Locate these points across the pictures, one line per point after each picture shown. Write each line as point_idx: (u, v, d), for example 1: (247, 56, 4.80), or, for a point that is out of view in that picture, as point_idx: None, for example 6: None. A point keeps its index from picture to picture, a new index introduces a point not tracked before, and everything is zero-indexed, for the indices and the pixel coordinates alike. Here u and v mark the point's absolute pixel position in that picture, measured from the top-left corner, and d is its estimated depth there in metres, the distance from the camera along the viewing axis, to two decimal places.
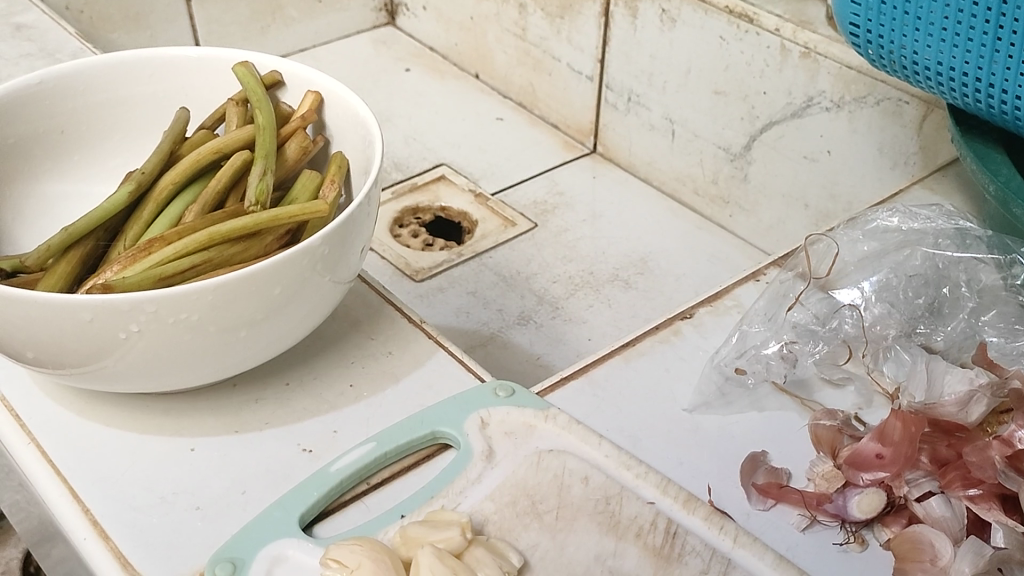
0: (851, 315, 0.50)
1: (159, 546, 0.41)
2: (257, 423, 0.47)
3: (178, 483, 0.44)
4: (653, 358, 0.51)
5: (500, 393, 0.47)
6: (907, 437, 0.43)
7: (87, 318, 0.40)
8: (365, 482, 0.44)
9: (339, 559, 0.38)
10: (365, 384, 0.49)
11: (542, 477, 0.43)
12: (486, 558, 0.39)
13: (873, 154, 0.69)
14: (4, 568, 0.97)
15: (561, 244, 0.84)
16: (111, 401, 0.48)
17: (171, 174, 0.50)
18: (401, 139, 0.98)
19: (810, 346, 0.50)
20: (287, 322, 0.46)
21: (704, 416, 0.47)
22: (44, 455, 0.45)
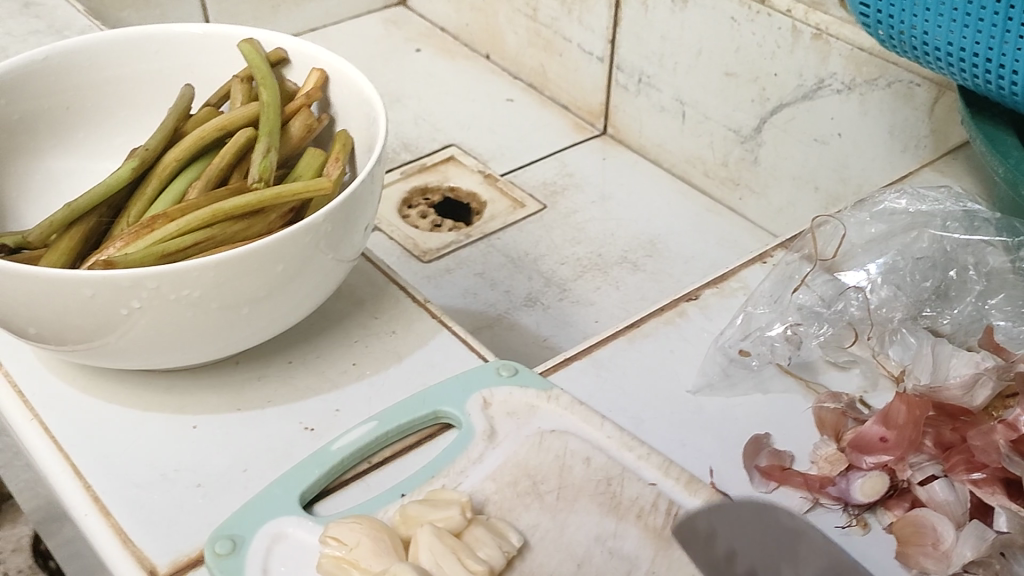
0: (857, 297, 0.50)
1: (160, 523, 0.41)
2: (260, 401, 0.47)
3: (180, 460, 0.44)
4: (657, 339, 0.50)
5: (503, 372, 0.47)
6: (911, 420, 0.42)
7: (89, 294, 0.40)
8: (366, 461, 0.44)
9: (338, 537, 0.38)
10: (369, 363, 0.49)
11: (544, 458, 0.43)
12: (486, 537, 0.39)
13: (884, 136, 0.69)
14: (14, 547, 0.99)
15: (569, 226, 0.83)
16: (114, 377, 0.48)
17: (175, 151, 0.50)
18: (411, 120, 0.97)
19: (815, 329, 0.49)
20: (290, 300, 0.46)
21: (707, 399, 0.47)
22: (46, 431, 0.45)
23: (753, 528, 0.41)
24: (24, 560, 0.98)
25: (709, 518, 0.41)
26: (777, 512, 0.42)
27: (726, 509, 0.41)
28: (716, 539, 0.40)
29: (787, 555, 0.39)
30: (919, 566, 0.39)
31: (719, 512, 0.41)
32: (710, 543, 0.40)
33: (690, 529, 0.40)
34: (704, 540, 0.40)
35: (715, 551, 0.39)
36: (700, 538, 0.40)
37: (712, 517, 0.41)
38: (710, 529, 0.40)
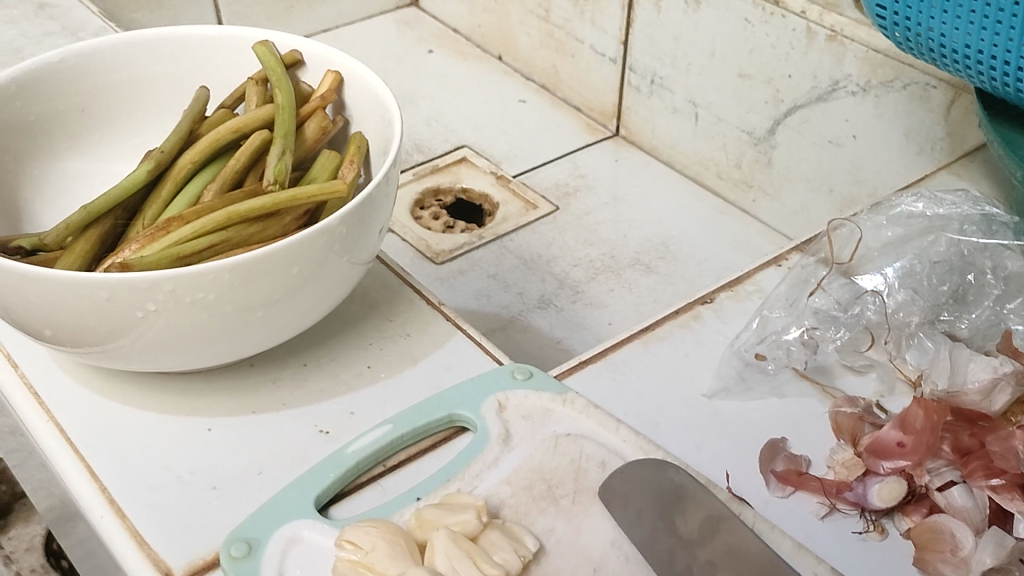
0: (874, 301, 0.49)
1: (176, 525, 0.41)
2: (276, 403, 0.47)
3: (195, 462, 0.44)
4: (672, 342, 0.50)
5: (518, 375, 0.47)
6: (929, 425, 0.42)
7: (105, 297, 0.40)
8: (381, 464, 0.44)
9: (354, 541, 0.38)
10: (383, 366, 0.49)
11: (559, 461, 0.43)
12: (502, 541, 0.38)
13: (899, 138, 0.68)
14: (27, 546, 0.99)
15: (582, 227, 0.83)
16: (130, 379, 0.48)
17: (190, 153, 0.50)
18: (423, 122, 0.97)
19: (832, 333, 0.49)
20: (305, 302, 0.46)
21: (723, 403, 0.47)
22: (61, 433, 0.45)
23: (653, 486, 0.41)
24: (37, 558, 0.98)
25: (624, 479, 0.41)
26: (670, 469, 0.42)
27: (631, 469, 0.42)
28: (629, 500, 0.41)
29: (679, 511, 0.40)
30: (938, 573, 0.38)
31: (628, 473, 0.42)
32: (624, 503, 0.40)
33: (610, 490, 0.41)
34: (621, 502, 0.41)
35: (628, 512, 0.40)
36: (616, 500, 0.41)
37: (626, 478, 0.41)
38: (625, 490, 0.41)
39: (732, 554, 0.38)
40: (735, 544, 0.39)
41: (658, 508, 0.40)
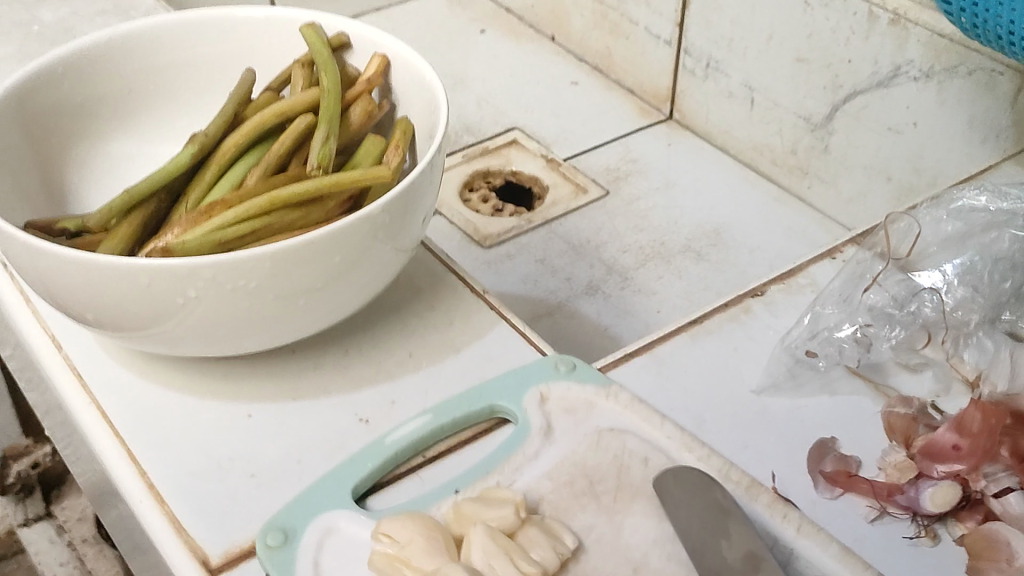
0: (931, 298, 0.47)
1: (214, 514, 0.41)
2: (316, 390, 0.47)
3: (235, 449, 0.44)
4: (720, 336, 0.49)
5: (561, 366, 0.46)
6: (986, 429, 0.41)
7: (146, 283, 0.40)
8: (420, 455, 0.44)
9: (391, 535, 0.38)
10: (425, 354, 0.48)
11: (601, 457, 0.42)
12: (540, 538, 0.38)
13: (962, 127, 0.66)
14: (81, 516, 1.09)
15: (632, 213, 0.82)
16: (171, 363, 0.48)
17: (234, 137, 0.49)
18: (474, 103, 0.96)
19: (886, 331, 0.47)
20: (347, 290, 0.45)
21: (772, 399, 0.45)
22: (103, 415, 0.45)
23: (699, 505, 0.39)
24: (89, 529, 1.08)
25: (678, 484, 0.40)
26: (718, 489, 0.40)
27: (682, 475, 0.40)
28: (680, 506, 0.39)
29: (722, 536, 0.37)
30: None
31: (680, 478, 0.40)
32: (676, 510, 0.39)
33: (663, 494, 0.40)
34: (675, 508, 0.39)
35: (681, 518, 0.39)
36: (671, 504, 0.39)
37: (679, 483, 0.40)
38: (678, 497, 0.39)
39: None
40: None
41: (702, 529, 0.38)
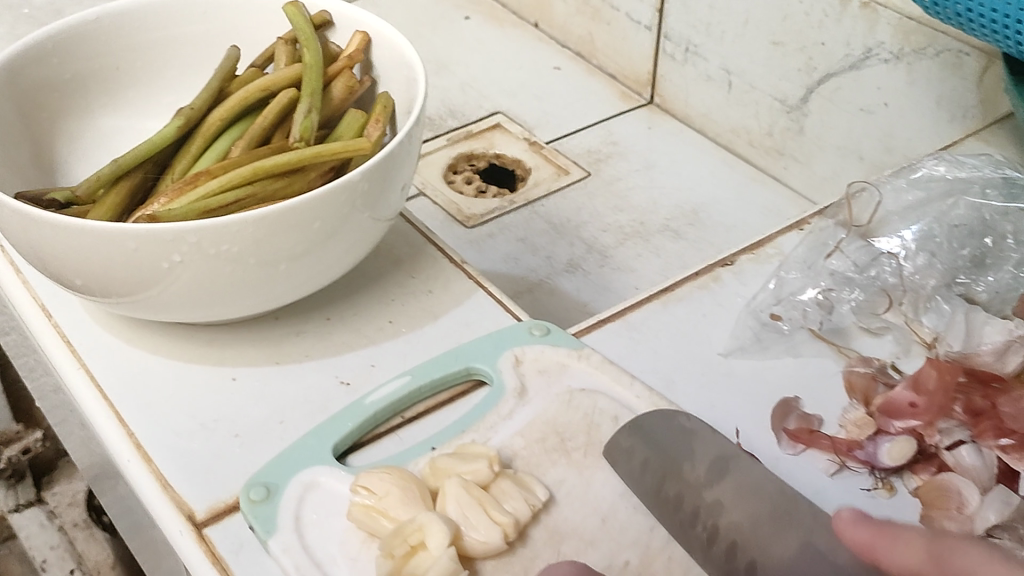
0: (890, 263, 0.49)
1: (199, 472, 0.43)
2: (299, 355, 0.48)
3: (219, 410, 0.45)
4: (691, 303, 0.51)
5: (535, 331, 0.48)
6: (941, 386, 0.42)
7: (132, 247, 0.41)
8: (400, 415, 0.45)
9: (368, 486, 0.40)
10: (404, 321, 0.50)
11: (573, 415, 0.44)
12: (512, 490, 0.40)
13: (930, 107, 0.68)
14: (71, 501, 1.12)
15: (612, 193, 0.83)
16: (158, 330, 0.49)
17: (219, 111, 0.51)
18: (458, 87, 0.98)
19: (847, 294, 0.49)
20: (328, 257, 0.47)
21: (739, 361, 0.47)
22: (92, 379, 0.47)
23: (664, 431, 0.41)
24: (79, 514, 1.11)
25: (630, 433, 0.42)
26: (679, 416, 0.42)
27: (637, 423, 0.42)
28: (634, 453, 0.41)
29: (688, 454, 0.40)
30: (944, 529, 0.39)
31: (635, 427, 0.42)
32: (629, 457, 0.41)
33: (615, 446, 0.41)
34: (626, 456, 0.41)
35: (633, 463, 0.40)
36: (621, 455, 0.41)
37: (633, 432, 0.42)
38: (631, 445, 0.41)
39: (740, 490, 0.38)
40: (743, 481, 0.39)
41: (661, 455, 0.40)
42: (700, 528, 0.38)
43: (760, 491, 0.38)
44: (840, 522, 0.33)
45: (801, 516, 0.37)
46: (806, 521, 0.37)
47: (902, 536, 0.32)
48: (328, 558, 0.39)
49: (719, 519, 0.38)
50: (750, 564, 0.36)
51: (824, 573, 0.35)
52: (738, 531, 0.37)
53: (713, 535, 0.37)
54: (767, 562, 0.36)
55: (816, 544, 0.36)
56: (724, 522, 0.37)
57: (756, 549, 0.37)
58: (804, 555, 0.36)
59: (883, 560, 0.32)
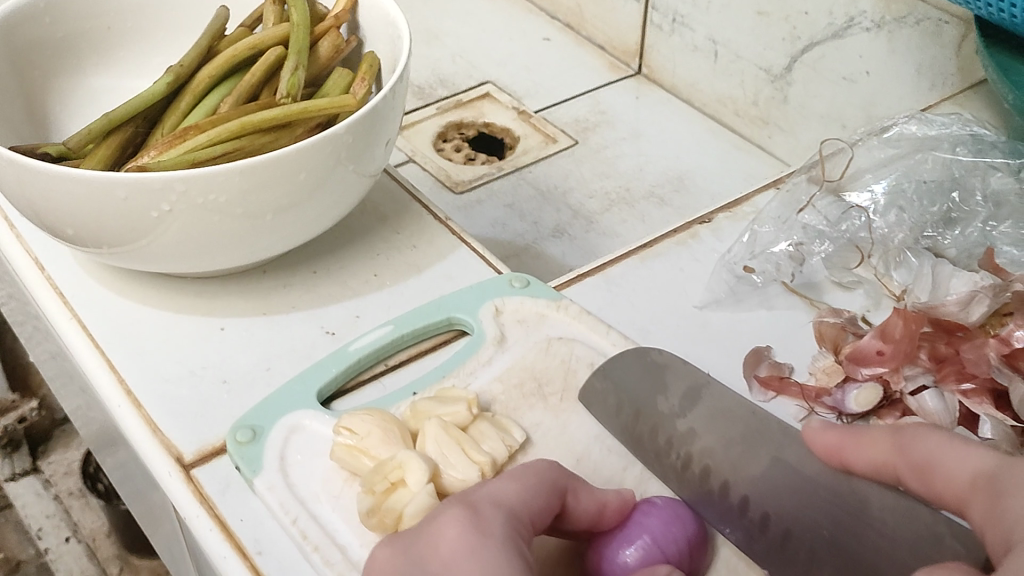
0: (860, 217, 0.50)
1: (187, 416, 0.44)
2: (285, 306, 0.49)
3: (208, 358, 0.47)
4: (668, 259, 0.52)
5: (515, 283, 0.49)
6: (907, 334, 0.43)
7: (122, 196, 0.43)
8: (383, 363, 0.46)
9: (351, 427, 0.41)
10: (389, 274, 0.51)
11: (550, 362, 0.45)
12: (490, 432, 0.41)
13: (910, 75, 0.69)
14: (67, 470, 1.17)
15: (599, 160, 0.84)
16: (149, 283, 0.51)
17: (208, 68, 0.52)
18: (449, 58, 0.99)
19: (818, 246, 0.50)
20: (314, 210, 0.48)
21: (714, 313, 0.48)
22: (84, 329, 0.48)
23: (636, 371, 0.43)
24: (75, 483, 1.16)
25: (604, 378, 0.43)
26: (651, 352, 0.44)
27: (610, 366, 0.44)
28: (608, 396, 0.43)
29: (661, 388, 0.42)
30: None
31: (607, 370, 0.43)
32: (604, 402, 0.42)
33: (590, 391, 0.43)
34: (601, 399, 0.42)
35: (608, 405, 0.42)
36: (595, 400, 0.43)
37: (606, 376, 0.43)
38: (605, 388, 0.43)
39: (711, 417, 0.40)
40: (714, 407, 0.41)
41: (634, 395, 0.42)
42: (674, 456, 0.39)
43: (731, 415, 0.40)
44: (809, 430, 0.37)
45: (771, 434, 0.39)
46: (775, 439, 0.39)
47: (866, 436, 0.35)
48: (311, 495, 0.40)
49: (691, 445, 0.39)
50: (722, 485, 0.38)
51: (793, 485, 0.37)
52: (711, 456, 0.39)
53: (688, 462, 0.39)
54: (738, 480, 0.38)
55: (786, 458, 0.38)
56: (697, 446, 0.39)
57: (727, 469, 0.38)
58: (774, 468, 0.38)
59: (851, 458, 0.35)
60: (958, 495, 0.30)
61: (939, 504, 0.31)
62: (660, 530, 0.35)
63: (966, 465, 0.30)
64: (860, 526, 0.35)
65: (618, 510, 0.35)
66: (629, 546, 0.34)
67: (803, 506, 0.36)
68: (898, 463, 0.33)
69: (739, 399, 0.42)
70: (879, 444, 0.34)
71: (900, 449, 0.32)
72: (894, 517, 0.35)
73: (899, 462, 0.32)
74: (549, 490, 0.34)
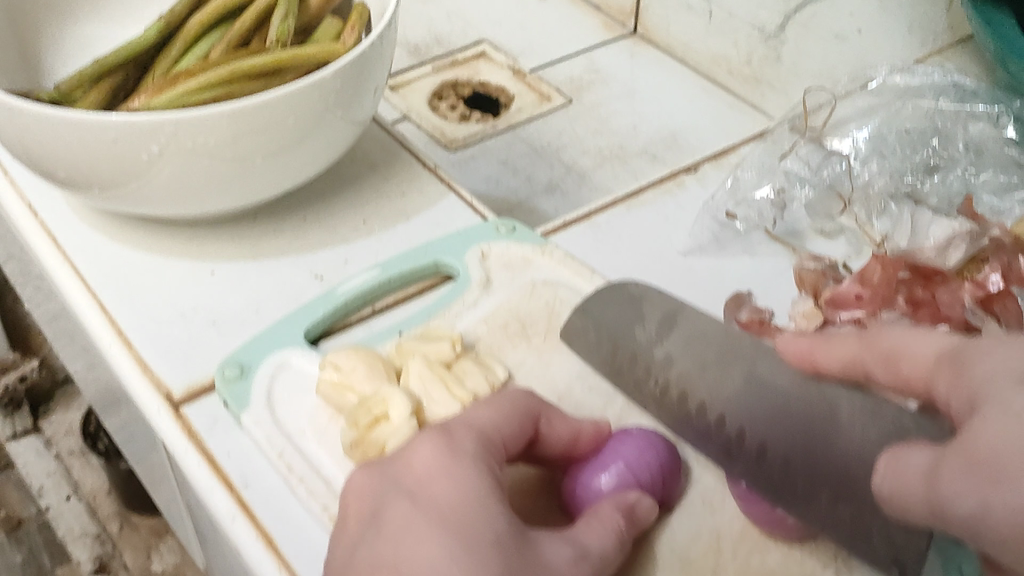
0: (841, 163, 0.50)
1: (177, 356, 0.45)
2: (274, 251, 0.50)
3: (197, 301, 0.47)
4: (654, 206, 0.53)
5: (501, 229, 0.50)
6: (885, 279, 0.44)
7: (112, 137, 0.43)
8: (370, 307, 0.47)
9: (335, 363, 0.42)
10: (378, 221, 0.52)
11: (534, 305, 0.46)
12: (474, 370, 0.42)
13: (902, 31, 0.69)
14: (67, 429, 1.19)
15: (592, 118, 0.84)
16: (140, 228, 0.51)
17: (200, 15, 0.52)
18: (446, 18, 0.99)
19: (798, 191, 0.51)
20: (302, 155, 0.48)
21: (697, 260, 0.49)
22: (76, 273, 0.49)
23: (614, 305, 0.44)
24: (76, 442, 1.18)
25: (584, 317, 0.44)
26: (629, 288, 0.44)
27: (589, 305, 0.44)
28: (589, 332, 0.44)
29: (638, 317, 0.43)
30: None
31: (586, 308, 0.44)
32: (585, 336, 0.43)
33: (571, 328, 0.44)
34: (583, 336, 0.44)
35: (589, 340, 0.43)
36: (576, 335, 0.44)
37: (586, 315, 0.44)
38: (585, 325, 0.44)
39: (687, 341, 0.41)
40: (691, 330, 0.42)
41: (613, 329, 0.43)
42: (653, 383, 0.41)
43: (706, 339, 0.41)
44: (782, 340, 0.39)
45: (743, 351, 0.40)
46: (747, 354, 0.40)
47: (835, 338, 0.37)
48: (297, 430, 0.41)
49: (669, 373, 0.41)
50: (699, 406, 0.40)
51: (766, 399, 0.38)
52: (688, 380, 0.40)
53: (666, 387, 0.41)
54: (713, 400, 0.39)
55: (759, 372, 0.39)
56: (674, 372, 0.40)
57: (703, 390, 0.40)
58: (748, 385, 0.39)
59: (820, 360, 0.37)
60: (921, 375, 0.32)
61: (904, 389, 0.33)
62: (634, 457, 0.38)
63: (929, 348, 0.32)
64: (830, 428, 0.36)
65: (591, 437, 0.39)
66: (605, 473, 0.37)
67: (775, 418, 0.38)
68: (864, 357, 0.35)
69: (715, 321, 0.42)
70: (847, 343, 0.36)
71: (867, 344, 0.35)
72: (861, 418, 0.36)
73: (866, 356, 0.35)
74: (520, 414, 0.37)
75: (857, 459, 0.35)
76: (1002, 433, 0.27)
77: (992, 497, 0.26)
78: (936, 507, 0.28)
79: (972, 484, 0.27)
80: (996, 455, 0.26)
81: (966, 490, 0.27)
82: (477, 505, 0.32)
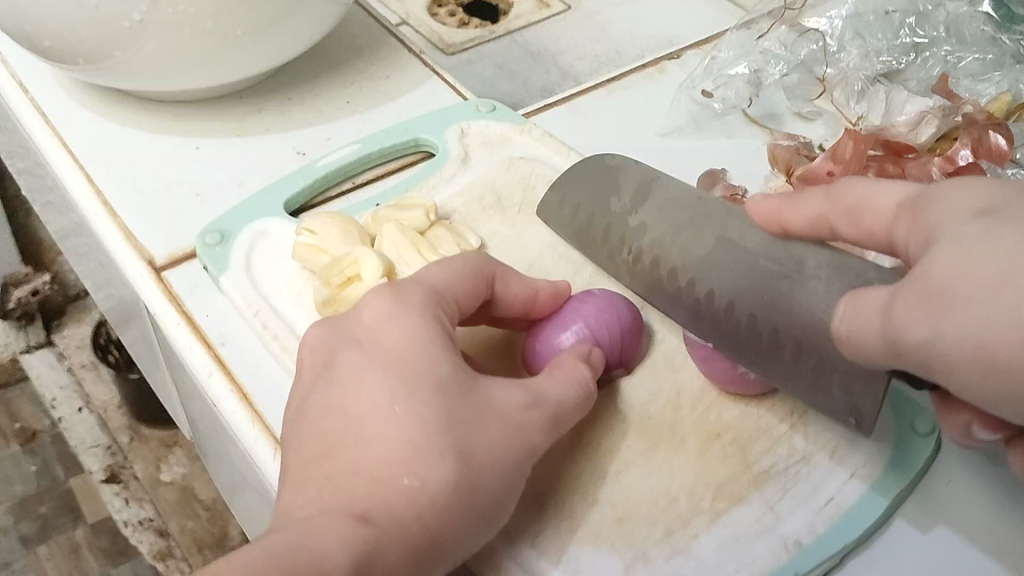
0: (817, 42, 0.51)
1: (160, 224, 0.46)
2: (259, 129, 0.51)
3: (182, 174, 0.48)
4: (634, 90, 0.53)
5: (481, 108, 0.51)
6: (857, 155, 0.43)
7: (93, 5, 0.43)
8: (351, 181, 0.48)
9: (312, 229, 0.43)
10: (361, 102, 0.53)
11: (510, 179, 0.47)
12: (446, 236, 0.43)
13: None
14: (79, 344, 1.18)
15: (589, 24, 0.84)
16: (129, 105, 0.52)
17: None
18: None
19: (773, 70, 0.52)
20: (285, 32, 0.49)
21: (674, 140, 0.50)
22: (64, 147, 0.50)
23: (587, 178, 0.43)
24: (87, 356, 1.17)
25: (559, 193, 0.44)
26: (605, 158, 0.44)
27: (568, 177, 0.44)
28: (564, 203, 0.44)
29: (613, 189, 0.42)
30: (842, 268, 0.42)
31: (563, 185, 0.44)
32: (561, 209, 0.44)
33: (547, 208, 0.44)
34: (558, 209, 0.44)
35: (563, 214, 0.44)
36: (549, 212, 0.44)
37: (563, 190, 0.44)
38: (560, 199, 0.44)
39: (660, 209, 0.40)
40: (665, 197, 0.41)
41: (589, 200, 0.43)
42: (627, 252, 0.41)
43: (678, 203, 0.40)
44: (751, 205, 0.37)
45: (715, 214, 0.39)
46: (718, 217, 0.39)
47: (802, 197, 0.35)
48: (273, 292, 0.42)
49: (641, 241, 0.40)
50: (670, 271, 0.39)
51: (738, 262, 0.37)
52: (659, 246, 0.39)
53: (639, 255, 0.40)
54: (684, 264, 0.38)
55: (729, 236, 0.38)
56: (647, 239, 0.40)
57: (675, 256, 0.39)
58: (719, 247, 0.38)
59: (788, 219, 0.35)
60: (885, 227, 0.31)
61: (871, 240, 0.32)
62: (595, 317, 0.38)
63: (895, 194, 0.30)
64: (796, 289, 0.35)
65: (549, 296, 0.39)
66: (566, 331, 0.38)
67: (744, 281, 0.36)
68: (832, 213, 0.33)
69: (691, 187, 0.41)
70: (814, 202, 0.34)
71: (833, 202, 0.33)
72: (828, 272, 0.34)
73: (833, 212, 0.33)
74: (473, 276, 0.36)
75: (822, 318, 0.34)
76: (960, 262, 0.26)
77: (948, 324, 0.26)
78: (890, 339, 0.28)
79: (920, 315, 0.26)
80: (952, 284, 0.26)
81: (921, 321, 0.26)
82: (421, 347, 0.33)
